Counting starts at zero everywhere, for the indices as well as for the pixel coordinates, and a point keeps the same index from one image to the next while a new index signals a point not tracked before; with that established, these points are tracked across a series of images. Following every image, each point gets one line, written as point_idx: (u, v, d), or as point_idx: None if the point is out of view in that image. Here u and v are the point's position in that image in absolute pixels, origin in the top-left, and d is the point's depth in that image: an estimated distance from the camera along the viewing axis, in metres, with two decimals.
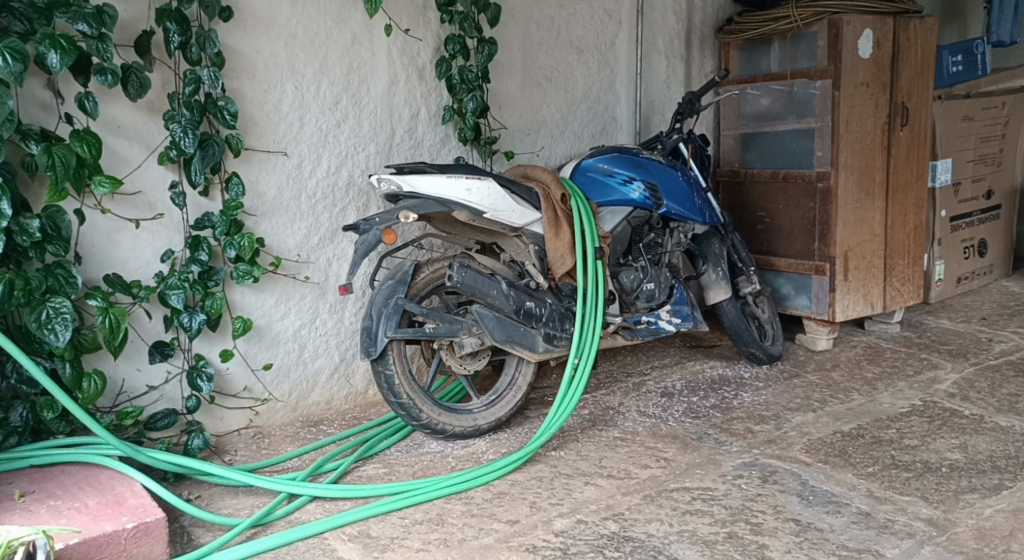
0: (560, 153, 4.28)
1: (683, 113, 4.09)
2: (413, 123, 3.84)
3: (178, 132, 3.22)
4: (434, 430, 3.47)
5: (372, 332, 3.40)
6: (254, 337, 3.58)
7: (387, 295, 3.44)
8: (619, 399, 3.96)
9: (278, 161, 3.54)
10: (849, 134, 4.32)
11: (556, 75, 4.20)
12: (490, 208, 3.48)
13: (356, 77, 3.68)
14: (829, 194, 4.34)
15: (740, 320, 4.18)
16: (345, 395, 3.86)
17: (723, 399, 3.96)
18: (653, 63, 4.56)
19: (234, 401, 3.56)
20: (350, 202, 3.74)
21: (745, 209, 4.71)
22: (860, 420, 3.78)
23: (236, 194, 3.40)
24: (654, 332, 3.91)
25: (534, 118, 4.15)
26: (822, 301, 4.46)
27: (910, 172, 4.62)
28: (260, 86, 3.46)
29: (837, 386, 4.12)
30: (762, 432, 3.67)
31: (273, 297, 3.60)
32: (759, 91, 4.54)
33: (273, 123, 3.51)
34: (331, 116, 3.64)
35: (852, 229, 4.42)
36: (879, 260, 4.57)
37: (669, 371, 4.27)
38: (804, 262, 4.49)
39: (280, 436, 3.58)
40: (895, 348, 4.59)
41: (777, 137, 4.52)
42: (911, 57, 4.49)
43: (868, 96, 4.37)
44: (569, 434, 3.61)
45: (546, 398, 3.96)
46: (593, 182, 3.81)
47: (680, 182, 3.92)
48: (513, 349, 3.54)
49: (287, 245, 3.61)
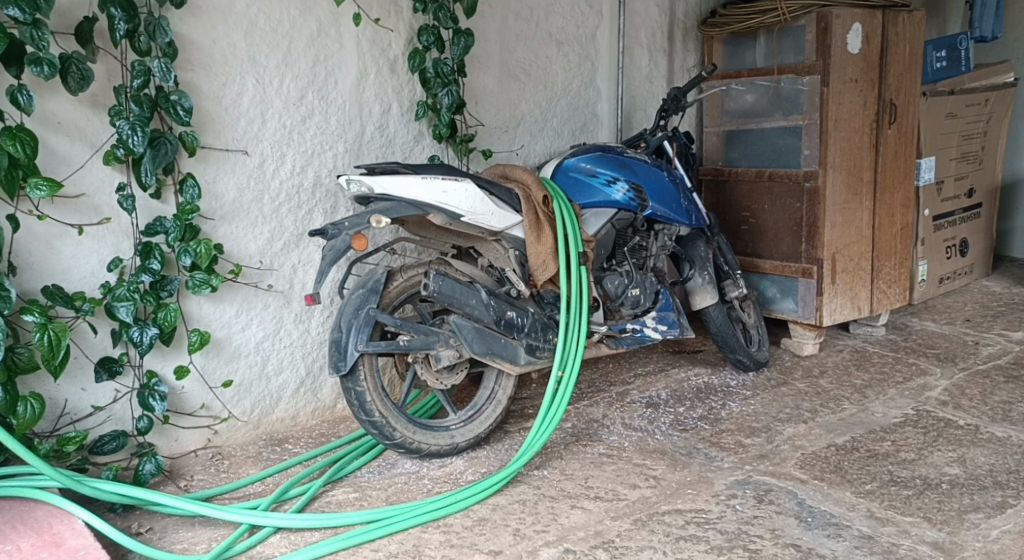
0: (540, 151, 4.07)
1: (668, 110, 3.90)
2: (384, 119, 3.60)
3: (126, 129, 2.94)
4: (409, 449, 3.26)
5: (342, 346, 3.19)
6: (212, 351, 3.33)
7: (358, 305, 3.22)
8: (603, 411, 3.77)
9: (238, 160, 3.29)
10: (837, 132, 4.15)
11: (535, 69, 3.98)
12: (467, 212, 3.27)
13: (323, 69, 3.43)
14: (816, 195, 4.17)
15: (727, 325, 4.00)
16: (312, 410, 3.63)
17: (710, 410, 3.78)
18: (634, 57, 4.36)
19: (191, 421, 3.32)
20: (316, 204, 3.50)
21: (729, 209, 4.53)
22: (854, 432, 3.55)
23: (191, 197, 3.14)
24: (639, 340, 3.73)
25: (512, 114, 3.93)
26: (809, 304, 4.30)
27: (897, 171, 4.45)
28: (218, 79, 3.20)
29: (827, 394, 3.92)
30: (754, 446, 3.45)
31: (233, 307, 3.36)
32: (743, 86, 4.36)
33: (233, 120, 3.25)
34: (296, 112, 3.39)
35: (840, 230, 4.25)
36: (867, 263, 4.41)
37: (652, 380, 4.08)
38: (790, 265, 4.32)
39: (240, 458, 3.35)
40: (883, 353, 4.40)
41: (762, 134, 4.34)
42: (899, 52, 4.32)
43: (857, 93, 4.20)
44: (551, 452, 3.41)
45: (526, 411, 3.76)
46: (575, 182, 3.61)
47: (665, 182, 3.73)
48: (493, 361, 3.33)
49: (248, 251, 3.36)
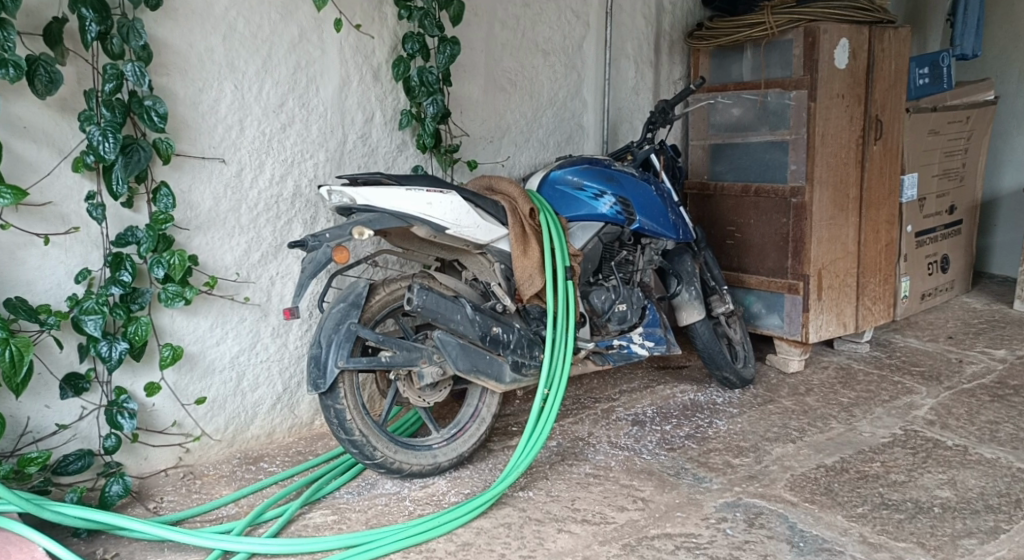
0: (525, 162, 3.98)
1: (655, 122, 3.82)
2: (367, 128, 3.50)
3: (96, 135, 2.84)
4: (390, 469, 3.16)
5: (321, 362, 3.08)
6: (184, 366, 3.22)
7: (338, 320, 3.11)
8: (588, 428, 3.68)
9: (214, 168, 3.18)
10: (824, 148, 4.10)
11: (521, 79, 3.90)
12: (453, 224, 3.17)
13: (304, 76, 3.33)
14: (803, 211, 4.12)
15: (713, 341, 3.94)
16: (289, 427, 3.51)
17: (697, 428, 3.70)
18: (621, 68, 4.29)
19: (161, 439, 3.21)
20: (296, 214, 3.39)
21: (714, 223, 4.47)
22: (842, 452, 3.48)
23: (165, 206, 3.05)
24: (626, 356, 3.65)
25: (497, 124, 3.84)
26: (795, 320, 4.24)
27: (883, 187, 4.40)
28: (194, 84, 3.09)
29: (814, 413, 3.86)
30: (742, 467, 3.38)
31: (208, 320, 3.24)
32: (730, 100, 4.30)
33: (209, 126, 3.14)
34: (275, 120, 3.28)
35: (826, 246, 4.20)
36: (852, 279, 4.36)
37: (638, 396, 4.00)
38: (776, 280, 4.26)
39: (213, 478, 3.25)
40: (868, 371, 4.35)
41: (749, 148, 4.29)
42: (886, 68, 4.26)
43: (844, 108, 4.15)
44: (537, 472, 3.32)
45: (510, 428, 3.66)
46: (562, 196, 3.52)
47: (653, 196, 3.66)
48: (478, 378, 3.23)
49: (224, 262, 3.25)
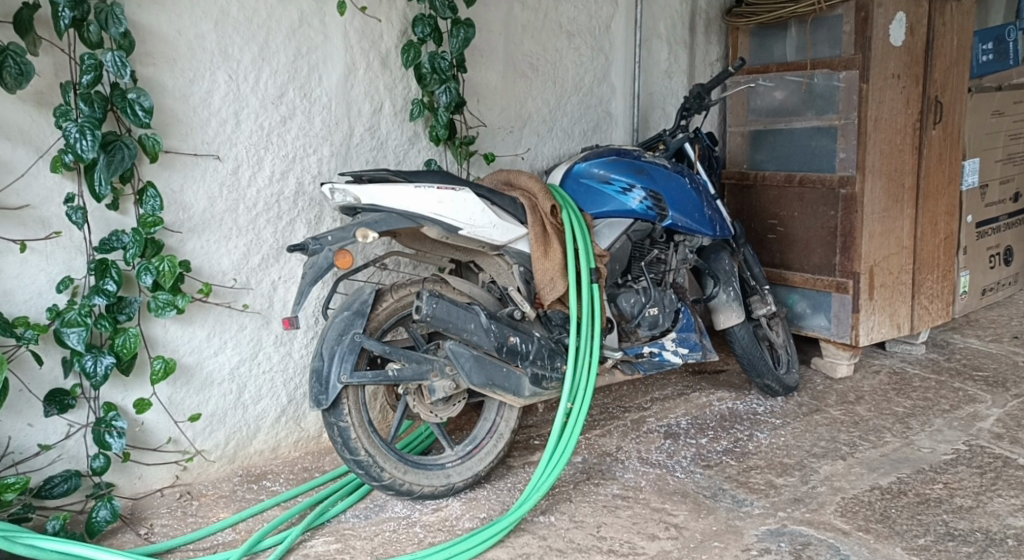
0: (548, 154, 3.70)
1: (690, 109, 3.53)
2: (375, 119, 3.24)
3: (73, 133, 2.58)
4: (399, 492, 2.92)
5: (323, 377, 2.83)
6: (179, 380, 2.98)
7: (341, 330, 2.86)
8: (616, 442, 3.42)
9: (208, 166, 2.93)
10: (877, 133, 3.75)
11: (543, 63, 3.61)
12: (466, 224, 2.91)
13: (305, 64, 3.07)
14: (853, 202, 3.79)
15: (754, 346, 3.65)
16: (294, 442, 3.27)
17: (736, 442, 3.43)
18: (652, 50, 3.98)
19: (155, 457, 2.98)
20: (299, 213, 3.13)
21: (754, 216, 4.16)
22: (899, 472, 3.17)
23: (152, 208, 2.79)
24: (658, 365, 3.35)
25: (517, 113, 3.56)
26: (843, 322, 3.92)
27: (941, 175, 4.05)
28: (184, 74, 2.84)
29: (866, 425, 3.55)
30: (787, 489, 3.09)
31: (204, 329, 3.00)
32: (772, 82, 3.98)
33: (202, 121, 2.89)
34: (274, 112, 3.03)
35: (879, 241, 3.87)
36: (907, 276, 4.02)
37: (671, 405, 3.73)
38: (823, 278, 3.94)
39: (212, 498, 3.01)
40: (925, 376, 4.01)
41: (793, 135, 3.95)
42: (947, 45, 3.90)
43: (899, 90, 3.80)
44: (559, 493, 3.07)
45: (531, 442, 3.40)
46: (587, 190, 3.25)
47: (687, 190, 3.35)
48: (494, 393, 2.97)
49: (221, 267, 3.00)
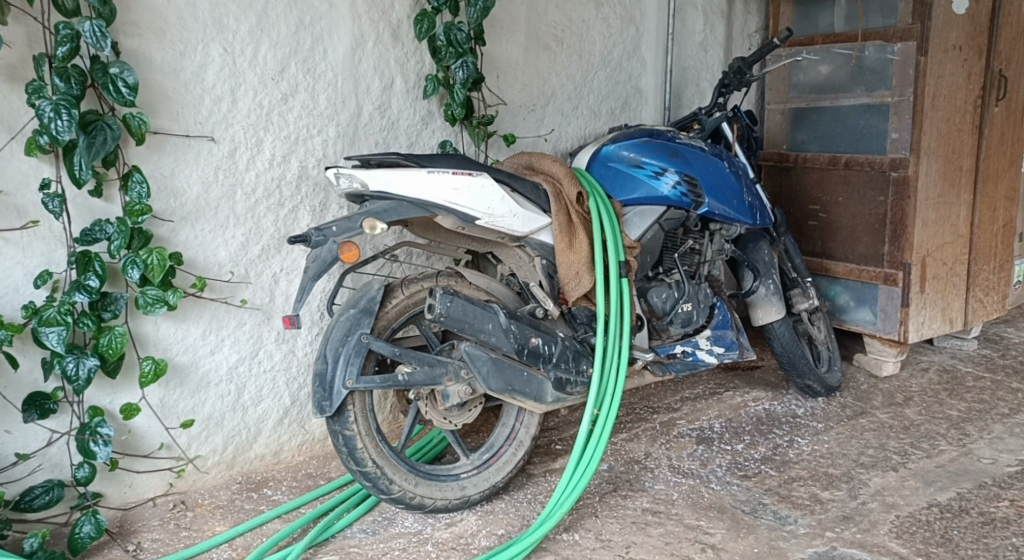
0: (573, 134, 3.41)
1: (729, 85, 3.25)
2: (385, 96, 2.97)
3: (48, 112, 2.33)
4: (410, 505, 2.68)
5: (327, 381, 2.59)
6: (173, 381, 2.74)
7: (347, 329, 2.61)
8: (645, 448, 3.18)
9: (202, 148, 2.67)
10: (934, 111, 3.44)
11: (568, 35, 3.32)
12: (484, 213, 2.64)
13: (309, 35, 2.80)
14: (904, 187, 3.49)
15: (794, 344, 3.39)
16: (298, 445, 3.03)
17: (776, 449, 3.19)
18: (687, 20, 3.67)
19: (147, 464, 2.73)
20: (302, 200, 2.87)
21: (794, 201, 3.86)
22: (960, 486, 2.93)
23: (138, 195, 2.53)
24: (691, 365, 3.10)
25: (540, 90, 3.28)
26: (891, 317, 3.63)
27: (1002, 157, 3.73)
28: (173, 47, 2.58)
29: (917, 431, 3.31)
30: (834, 504, 2.86)
31: (199, 326, 2.75)
32: (817, 55, 3.67)
33: (195, 98, 2.63)
34: (275, 89, 2.76)
35: (933, 229, 3.57)
36: (962, 267, 3.72)
37: (703, 406, 3.47)
38: (869, 269, 3.65)
39: (208, 509, 2.76)
40: (978, 375, 3.74)
41: (839, 113, 3.64)
42: (1014, 14, 3.58)
43: (960, 63, 3.49)
44: (584, 507, 2.83)
45: (553, 447, 3.15)
46: (616, 174, 2.97)
47: (725, 174, 3.08)
48: (513, 398, 2.71)
49: (217, 258, 2.75)
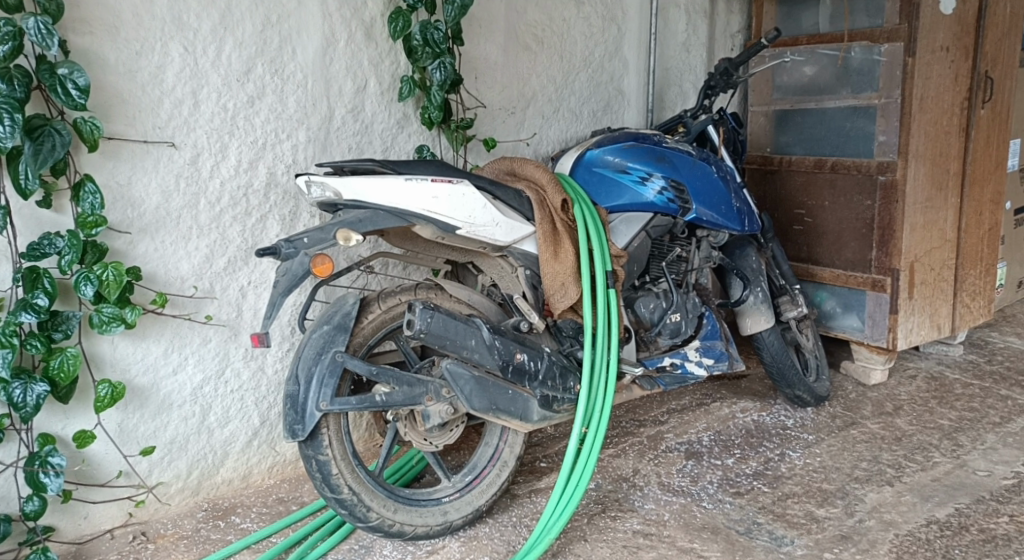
0: (554, 137, 3.28)
1: (715, 87, 3.13)
2: (358, 99, 2.82)
3: None
4: (389, 533, 2.53)
5: (299, 404, 2.43)
6: (132, 404, 2.56)
7: (321, 347, 2.45)
8: (633, 464, 3.05)
9: (161, 155, 2.49)
10: (922, 113, 3.35)
11: (548, 34, 3.19)
12: (465, 222, 2.49)
13: (275, 35, 2.64)
14: (892, 191, 3.39)
15: (783, 354, 3.29)
16: (269, 468, 2.86)
17: (767, 463, 3.07)
18: (669, 19, 3.55)
19: (104, 493, 2.56)
20: (271, 208, 2.71)
21: (778, 206, 3.76)
22: (957, 502, 2.81)
23: (90, 206, 2.35)
24: (680, 379, 2.98)
25: (520, 92, 3.14)
26: (879, 324, 3.53)
27: (988, 159, 3.65)
28: (128, 46, 2.40)
29: (910, 441, 3.20)
30: (831, 523, 2.73)
31: (160, 345, 2.58)
32: (802, 56, 3.57)
33: (153, 101, 2.46)
34: (240, 91, 2.59)
35: (921, 234, 3.47)
36: (949, 272, 3.64)
37: (690, 419, 3.35)
38: (857, 275, 3.55)
39: (171, 540, 2.58)
40: (967, 382, 3.65)
41: (825, 115, 3.55)
42: (1001, 13, 3.49)
43: (948, 64, 3.40)
44: (572, 531, 2.69)
45: (538, 465, 3.02)
46: (601, 180, 2.84)
47: (713, 178, 2.95)
48: (498, 418, 2.57)
49: (180, 272, 2.57)
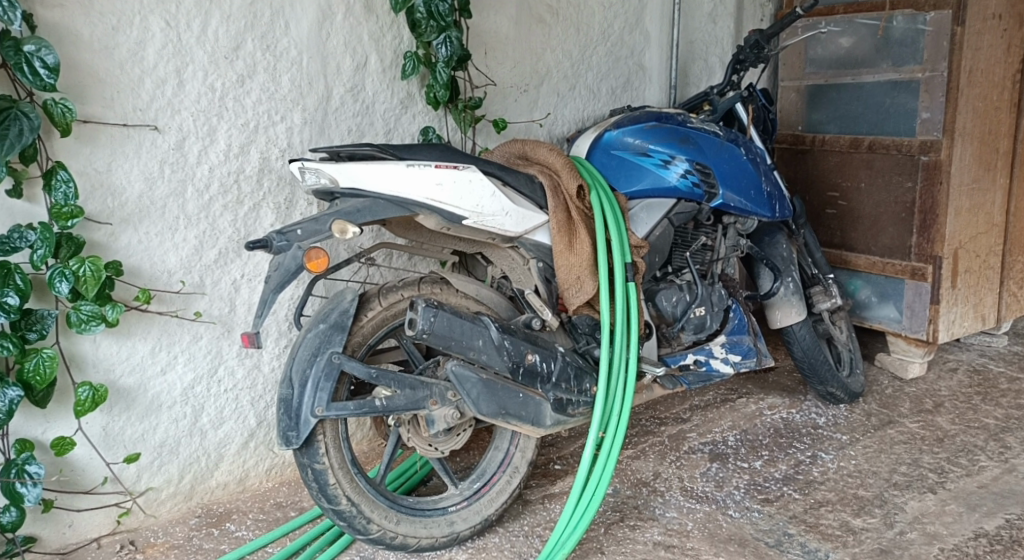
0: (571, 117, 3.07)
1: (744, 61, 2.90)
2: (358, 77, 2.62)
3: None
4: (391, 546, 2.35)
5: (293, 409, 2.26)
6: (117, 407, 2.39)
7: (315, 347, 2.26)
8: (654, 467, 2.86)
9: (144, 138, 2.31)
10: (970, 88, 3.10)
11: (564, 5, 2.97)
12: (472, 212, 2.29)
13: (266, 8, 2.44)
14: (935, 172, 3.16)
15: (816, 348, 3.07)
16: (265, 471, 2.69)
17: (798, 466, 2.87)
18: None
19: (90, 501, 2.40)
20: (265, 196, 2.52)
21: (811, 188, 3.54)
22: (1007, 512, 2.60)
23: (63, 196, 2.17)
24: (705, 377, 2.77)
25: (534, 68, 2.93)
26: (918, 315, 3.31)
27: None
28: (104, 21, 2.21)
29: (953, 442, 2.98)
30: (869, 535, 2.53)
31: (147, 343, 2.40)
32: (839, 27, 3.33)
33: (133, 81, 2.27)
34: (229, 69, 2.40)
35: (966, 218, 3.24)
36: (996, 258, 3.40)
37: (715, 417, 3.15)
38: (895, 262, 3.32)
39: (160, 551, 2.42)
40: (1011, 376, 3.42)
41: (862, 91, 3.31)
42: None
43: (999, 35, 3.15)
44: (588, 542, 2.51)
45: (551, 468, 2.83)
46: (620, 164, 2.63)
47: (741, 161, 2.74)
48: (507, 423, 2.38)
49: (166, 265, 2.39)
